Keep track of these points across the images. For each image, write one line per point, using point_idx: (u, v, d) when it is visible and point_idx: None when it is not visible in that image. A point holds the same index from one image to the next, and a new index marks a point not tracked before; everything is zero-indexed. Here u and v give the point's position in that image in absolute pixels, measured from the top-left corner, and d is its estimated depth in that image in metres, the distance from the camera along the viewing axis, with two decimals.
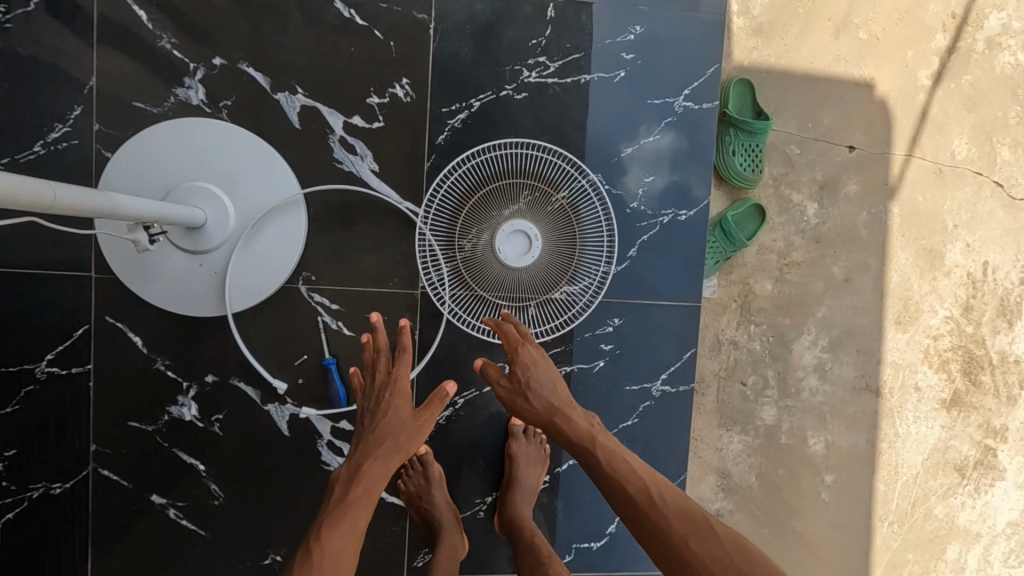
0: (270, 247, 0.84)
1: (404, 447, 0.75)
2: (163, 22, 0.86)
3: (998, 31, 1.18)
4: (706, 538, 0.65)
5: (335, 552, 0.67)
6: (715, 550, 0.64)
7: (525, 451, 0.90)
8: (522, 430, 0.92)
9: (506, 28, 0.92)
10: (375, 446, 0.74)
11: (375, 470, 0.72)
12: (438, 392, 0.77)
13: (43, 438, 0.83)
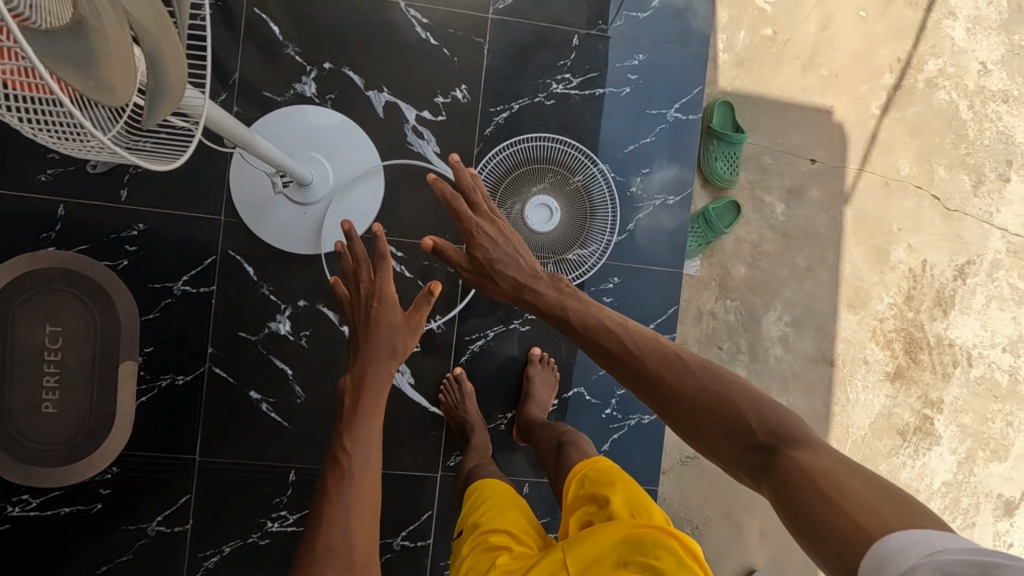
0: (357, 205, 1.10)
1: (398, 349, 0.97)
2: (282, 30, 1.10)
3: (936, 73, 1.46)
4: (660, 363, 0.70)
5: (359, 456, 0.88)
6: (668, 371, 0.69)
7: (540, 375, 1.15)
8: (538, 359, 1.17)
9: (543, 49, 1.17)
10: (374, 354, 0.95)
11: (377, 379, 0.94)
12: (420, 299, 0.96)
13: (173, 340, 1.09)
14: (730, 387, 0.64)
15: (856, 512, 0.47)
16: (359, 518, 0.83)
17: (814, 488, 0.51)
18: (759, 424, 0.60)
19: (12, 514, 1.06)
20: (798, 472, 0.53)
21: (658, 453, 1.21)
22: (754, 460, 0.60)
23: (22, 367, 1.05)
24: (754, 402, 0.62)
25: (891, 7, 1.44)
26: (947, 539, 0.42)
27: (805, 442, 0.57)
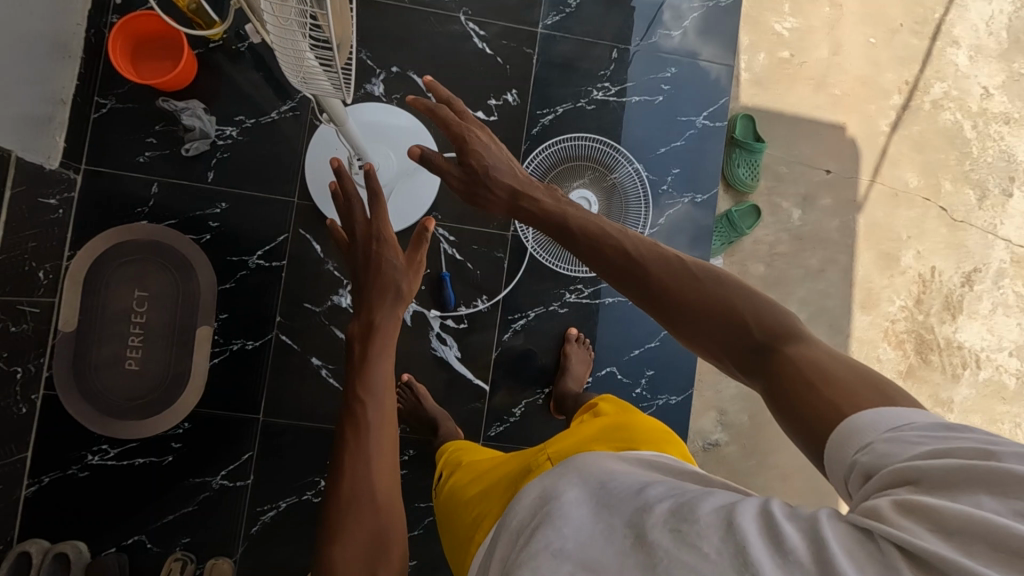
0: (416, 193, 1.22)
1: (402, 290, 1.01)
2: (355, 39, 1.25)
3: (941, 96, 1.59)
4: (665, 271, 0.73)
5: (372, 405, 0.88)
6: (670, 277, 0.72)
7: (575, 352, 1.24)
8: (575, 338, 1.27)
9: (585, 61, 1.31)
10: (378, 295, 0.99)
11: (383, 326, 0.97)
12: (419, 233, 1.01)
13: (246, 308, 1.20)
14: (731, 292, 0.68)
15: (841, 404, 0.51)
16: (377, 460, 0.83)
17: (805, 377, 0.56)
18: (756, 324, 0.64)
19: (91, 462, 1.15)
20: (798, 367, 0.58)
21: (683, 433, 1.29)
22: (751, 355, 0.64)
23: (111, 327, 1.16)
24: (753, 305, 0.66)
25: (898, 35, 1.58)
26: (915, 416, 0.45)
27: (798, 338, 0.62)
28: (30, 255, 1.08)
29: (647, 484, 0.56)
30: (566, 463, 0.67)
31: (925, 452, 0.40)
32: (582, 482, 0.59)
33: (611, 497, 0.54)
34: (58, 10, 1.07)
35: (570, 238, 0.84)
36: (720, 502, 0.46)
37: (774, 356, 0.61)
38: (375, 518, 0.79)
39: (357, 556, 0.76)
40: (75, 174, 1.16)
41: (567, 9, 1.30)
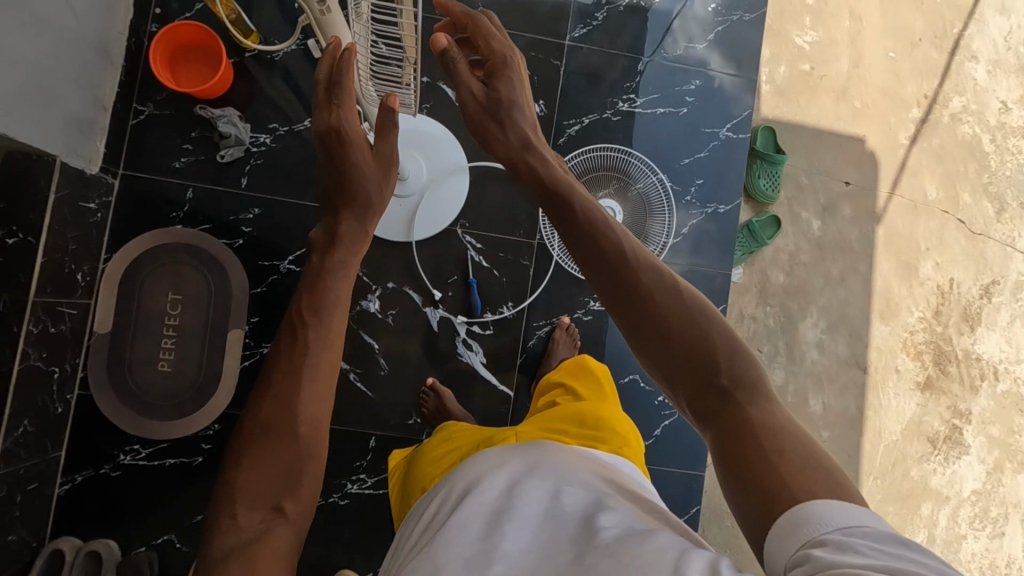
0: (445, 201, 1.24)
1: (371, 201, 0.94)
2: None
3: (960, 109, 1.60)
4: (660, 290, 0.74)
5: (323, 327, 0.84)
6: (665, 298, 0.74)
7: (562, 339, 1.25)
8: (564, 325, 1.27)
9: (612, 72, 1.33)
10: (341, 203, 0.94)
11: (347, 236, 0.92)
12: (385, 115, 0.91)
13: (277, 312, 1.22)
14: (713, 332, 0.71)
15: (785, 470, 0.57)
16: (312, 387, 0.80)
17: (756, 439, 0.61)
18: (726, 370, 0.68)
19: (123, 462, 1.17)
20: (747, 423, 0.63)
21: (705, 441, 1.30)
22: (710, 390, 0.68)
23: (145, 328, 1.18)
24: (729, 351, 0.69)
25: (918, 49, 1.60)
26: (872, 523, 0.49)
27: (759, 396, 0.66)
28: (70, 257, 1.10)
29: (596, 505, 0.63)
30: (527, 451, 0.74)
31: (870, 565, 0.44)
32: (541, 488, 0.66)
33: (562, 513, 0.62)
34: (103, 18, 1.10)
35: (571, 228, 0.85)
36: (673, 542, 0.54)
37: (734, 408, 0.65)
38: (298, 448, 0.76)
39: (269, 486, 0.74)
40: (113, 178, 1.19)
41: (593, 21, 1.33)
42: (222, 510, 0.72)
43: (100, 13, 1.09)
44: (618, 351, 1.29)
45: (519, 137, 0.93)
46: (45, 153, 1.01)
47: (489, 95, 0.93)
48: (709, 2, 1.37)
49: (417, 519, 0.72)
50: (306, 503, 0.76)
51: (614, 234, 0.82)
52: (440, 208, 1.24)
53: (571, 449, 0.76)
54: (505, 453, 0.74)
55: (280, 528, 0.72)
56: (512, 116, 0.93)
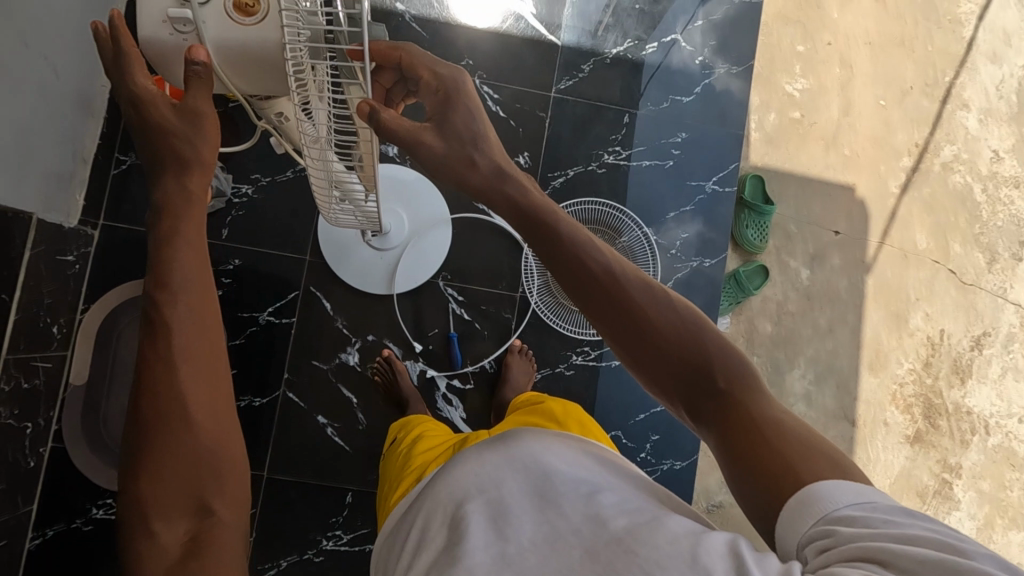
0: (426, 253, 1.23)
1: (186, 155, 0.63)
2: None
3: (951, 158, 1.59)
4: (648, 302, 0.62)
5: (182, 298, 0.60)
6: (655, 310, 0.62)
7: (515, 362, 1.22)
8: (517, 349, 1.25)
9: (597, 125, 1.33)
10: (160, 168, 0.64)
11: (184, 199, 0.64)
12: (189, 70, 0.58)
13: (254, 365, 1.21)
14: (705, 330, 0.61)
15: (803, 467, 0.49)
16: (192, 370, 0.59)
17: (762, 438, 0.53)
18: (723, 372, 0.59)
19: (95, 515, 1.16)
20: (761, 426, 0.54)
21: (688, 499, 1.28)
22: (710, 402, 0.58)
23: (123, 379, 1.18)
24: (724, 349, 0.60)
25: (908, 97, 1.59)
26: (876, 497, 0.45)
27: (759, 391, 0.58)
28: (45, 310, 1.09)
29: (591, 487, 0.58)
30: (500, 442, 0.68)
31: (885, 535, 0.41)
32: (527, 474, 0.61)
33: (556, 497, 0.56)
34: (84, 73, 1.10)
35: (545, 240, 0.66)
36: (688, 526, 0.50)
37: (734, 410, 0.57)
38: (200, 443, 0.58)
39: (178, 493, 0.57)
40: (92, 229, 1.18)
41: (579, 74, 1.32)
42: (137, 530, 0.56)
43: (81, 68, 1.09)
44: (601, 406, 1.27)
45: (490, 167, 0.69)
46: (21, 211, 1.01)
47: (448, 134, 0.68)
48: (697, 54, 1.36)
49: (402, 537, 0.67)
50: (241, 497, 0.60)
51: (589, 242, 0.66)
52: (422, 258, 1.23)
53: (544, 432, 0.71)
54: (480, 450, 0.67)
55: (213, 529, 0.57)
56: (476, 147, 0.69)
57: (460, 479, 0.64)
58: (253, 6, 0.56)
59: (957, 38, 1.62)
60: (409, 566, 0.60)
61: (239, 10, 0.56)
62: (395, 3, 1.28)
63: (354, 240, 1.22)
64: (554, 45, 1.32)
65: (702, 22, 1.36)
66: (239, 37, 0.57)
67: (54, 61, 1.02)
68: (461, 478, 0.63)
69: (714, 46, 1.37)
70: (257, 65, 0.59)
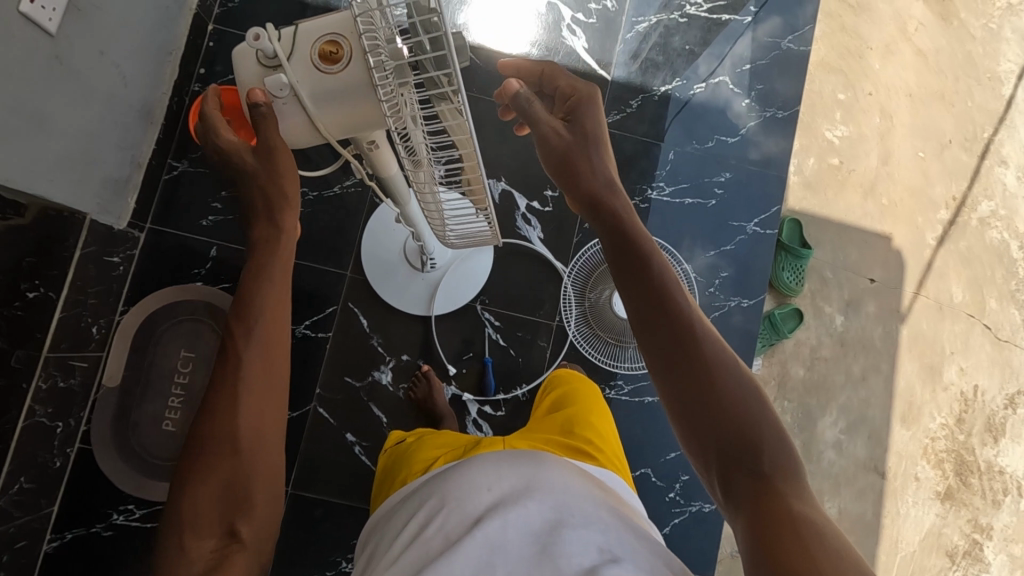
0: (468, 276, 1.23)
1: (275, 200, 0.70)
2: None
3: (989, 213, 1.60)
4: (723, 362, 0.59)
5: (246, 342, 0.66)
6: (727, 373, 0.59)
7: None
8: (563, 370, 1.24)
9: (641, 162, 1.33)
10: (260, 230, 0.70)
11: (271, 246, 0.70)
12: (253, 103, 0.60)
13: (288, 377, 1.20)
14: (764, 414, 0.58)
15: (823, 573, 0.47)
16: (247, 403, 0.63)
17: (798, 540, 0.49)
18: (770, 459, 0.56)
19: (116, 521, 1.13)
20: (794, 521, 0.51)
21: (717, 544, 1.24)
22: (747, 481, 0.55)
23: (154, 386, 1.17)
24: (778, 440, 0.57)
25: (948, 150, 1.60)
26: None
27: (798, 492, 0.55)
28: (88, 310, 1.09)
29: (603, 556, 0.57)
30: (532, 470, 0.65)
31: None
32: (542, 517, 0.60)
33: (560, 558, 0.56)
34: (151, 82, 1.14)
35: (633, 275, 0.64)
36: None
37: (772, 496, 0.54)
38: (239, 468, 0.61)
39: (212, 510, 0.60)
40: (140, 232, 1.19)
41: (628, 108, 1.34)
42: (172, 533, 0.59)
43: (145, 77, 1.13)
44: (631, 440, 1.26)
45: (604, 177, 0.69)
46: (77, 211, 1.03)
47: (574, 134, 0.70)
48: (744, 97, 1.38)
49: (400, 518, 0.68)
50: (266, 531, 0.62)
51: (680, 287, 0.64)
52: (462, 282, 1.23)
53: (576, 471, 0.70)
54: (502, 463, 0.66)
55: (235, 554, 0.59)
56: (595, 153, 0.70)
57: (476, 503, 0.62)
58: (338, 52, 0.56)
59: (996, 95, 1.64)
60: (399, 558, 0.61)
61: (324, 58, 0.56)
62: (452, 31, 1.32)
63: (397, 260, 1.23)
64: (603, 80, 1.34)
65: (749, 66, 1.38)
66: (334, 85, 0.57)
67: (125, 70, 1.07)
68: (478, 509, 0.61)
69: (762, 90, 1.38)
70: (349, 106, 0.58)
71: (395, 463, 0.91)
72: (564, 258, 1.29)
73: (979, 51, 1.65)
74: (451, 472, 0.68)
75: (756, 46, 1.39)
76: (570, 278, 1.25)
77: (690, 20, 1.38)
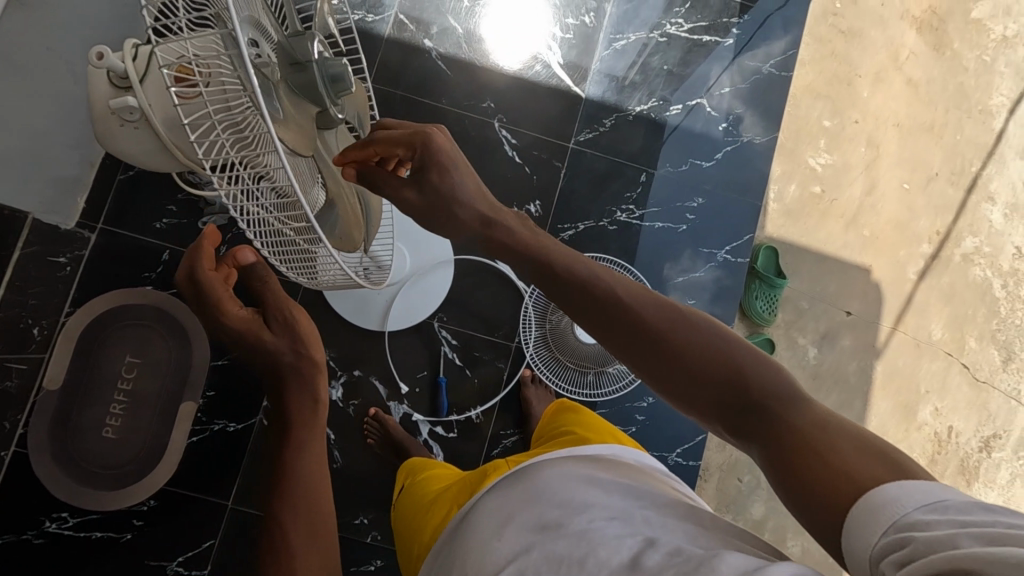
0: (425, 293, 1.20)
1: (287, 364, 0.72)
2: None
3: (972, 250, 1.56)
4: (669, 326, 0.56)
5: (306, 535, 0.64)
6: (677, 335, 0.55)
7: (535, 396, 1.20)
8: (531, 380, 1.22)
9: (612, 183, 1.29)
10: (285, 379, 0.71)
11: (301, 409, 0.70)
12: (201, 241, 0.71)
13: (236, 389, 1.18)
14: (732, 345, 0.55)
15: (866, 465, 0.44)
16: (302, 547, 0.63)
17: (833, 454, 0.46)
18: (758, 385, 0.53)
19: (48, 529, 1.09)
20: (812, 433, 0.48)
21: None
22: (749, 422, 0.52)
23: (96, 392, 1.13)
24: (758, 364, 0.54)
25: (934, 183, 1.56)
26: (945, 489, 0.40)
27: (803, 398, 0.52)
28: (28, 312, 1.06)
29: (639, 540, 0.48)
30: (528, 492, 0.57)
31: (973, 532, 0.34)
32: (558, 532, 0.51)
33: (593, 558, 0.46)
34: None
35: (552, 274, 0.61)
36: (742, 566, 0.41)
37: (782, 422, 0.50)
38: None
39: None
40: (90, 233, 1.15)
41: (601, 128, 1.30)
42: None
43: None
44: None
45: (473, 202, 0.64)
46: (19, 210, 0.99)
47: (429, 195, 0.64)
48: (721, 121, 1.35)
49: None
50: None
51: (595, 275, 0.60)
52: (418, 298, 1.20)
53: (581, 468, 0.60)
54: (502, 505, 0.57)
55: None
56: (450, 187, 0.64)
57: (496, 555, 0.51)
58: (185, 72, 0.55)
59: (987, 129, 1.61)
60: None
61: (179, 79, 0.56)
62: (423, 39, 1.27)
63: None
64: (577, 97, 1.30)
65: (728, 89, 1.35)
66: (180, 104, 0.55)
67: (77, 67, 1.03)
68: (496, 562, 0.50)
69: (740, 115, 1.35)
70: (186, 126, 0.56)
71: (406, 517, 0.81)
72: (527, 278, 1.25)
73: (971, 83, 1.62)
74: (463, 535, 0.57)
75: (735, 71, 1.36)
76: (533, 298, 1.23)
77: (669, 41, 1.35)
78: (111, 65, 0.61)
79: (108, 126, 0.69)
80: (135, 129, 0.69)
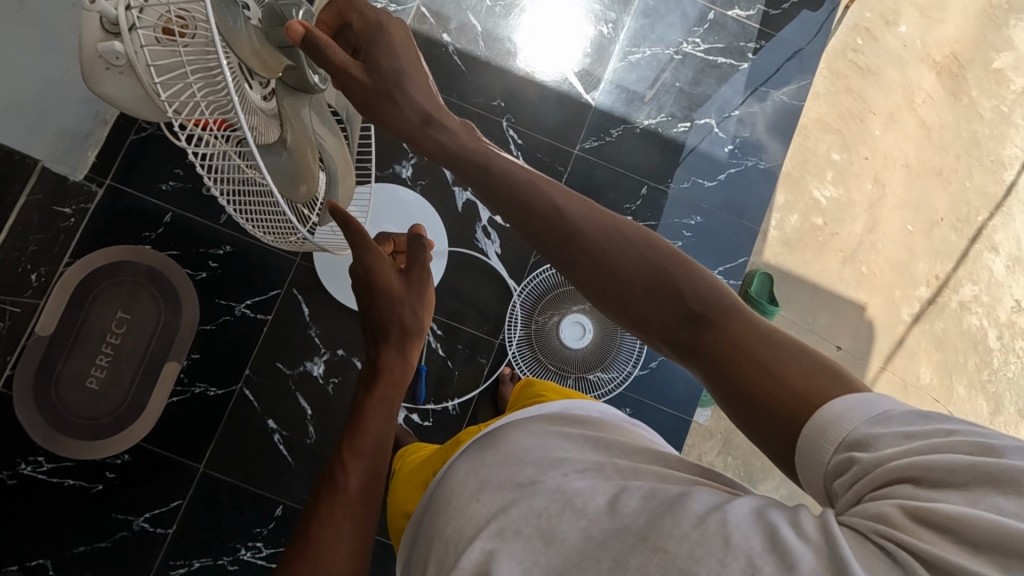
0: None
1: (408, 328, 0.70)
2: None
3: (970, 298, 1.55)
4: (602, 235, 0.55)
5: (359, 470, 0.61)
6: (611, 243, 0.54)
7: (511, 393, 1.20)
8: (509, 378, 1.22)
9: (611, 193, 1.31)
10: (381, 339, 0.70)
11: (390, 373, 0.68)
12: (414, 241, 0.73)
13: (220, 355, 1.19)
14: (663, 251, 0.53)
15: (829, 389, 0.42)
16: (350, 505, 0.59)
17: (767, 363, 0.45)
18: (692, 292, 0.51)
19: (22, 471, 1.10)
20: (745, 340, 0.47)
21: None
22: (682, 329, 0.51)
23: (85, 342, 1.16)
24: (687, 272, 0.52)
25: (937, 228, 1.56)
26: (890, 401, 0.39)
27: (738, 305, 0.50)
28: (27, 257, 1.09)
29: (612, 487, 0.46)
30: (501, 454, 0.56)
31: (917, 446, 0.35)
32: (534, 487, 0.49)
33: (570, 507, 0.45)
34: None
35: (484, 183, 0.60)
36: (710, 502, 0.40)
37: (716, 331, 0.49)
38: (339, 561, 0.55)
39: None
40: (97, 187, 1.19)
41: (607, 137, 1.32)
42: None
43: None
44: None
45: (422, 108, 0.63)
46: (28, 155, 1.04)
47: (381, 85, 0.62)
48: (727, 143, 1.35)
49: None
50: None
51: (527, 180, 0.59)
52: None
53: (548, 427, 0.59)
54: (475, 469, 0.56)
55: None
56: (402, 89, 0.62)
57: (475, 516, 0.50)
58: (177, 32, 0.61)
59: (997, 179, 1.60)
60: None
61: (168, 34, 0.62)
62: (441, 34, 1.29)
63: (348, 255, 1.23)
64: (587, 105, 1.32)
65: (737, 112, 1.36)
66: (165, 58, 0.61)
67: None
68: (478, 522, 0.49)
69: (746, 138, 1.36)
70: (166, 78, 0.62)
71: (391, 490, 0.81)
72: (518, 277, 1.26)
73: (985, 132, 1.61)
74: (441, 503, 0.56)
75: (746, 95, 1.37)
76: (520, 298, 1.25)
77: (684, 59, 1.37)
78: (104, 12, 0.64)
79: (93, 70, 0.74)
80: (120, 74, 0.75)
